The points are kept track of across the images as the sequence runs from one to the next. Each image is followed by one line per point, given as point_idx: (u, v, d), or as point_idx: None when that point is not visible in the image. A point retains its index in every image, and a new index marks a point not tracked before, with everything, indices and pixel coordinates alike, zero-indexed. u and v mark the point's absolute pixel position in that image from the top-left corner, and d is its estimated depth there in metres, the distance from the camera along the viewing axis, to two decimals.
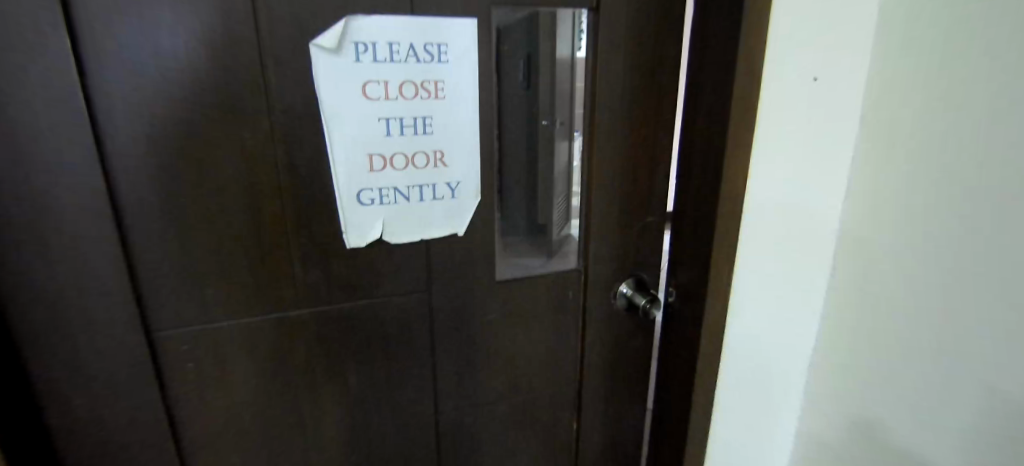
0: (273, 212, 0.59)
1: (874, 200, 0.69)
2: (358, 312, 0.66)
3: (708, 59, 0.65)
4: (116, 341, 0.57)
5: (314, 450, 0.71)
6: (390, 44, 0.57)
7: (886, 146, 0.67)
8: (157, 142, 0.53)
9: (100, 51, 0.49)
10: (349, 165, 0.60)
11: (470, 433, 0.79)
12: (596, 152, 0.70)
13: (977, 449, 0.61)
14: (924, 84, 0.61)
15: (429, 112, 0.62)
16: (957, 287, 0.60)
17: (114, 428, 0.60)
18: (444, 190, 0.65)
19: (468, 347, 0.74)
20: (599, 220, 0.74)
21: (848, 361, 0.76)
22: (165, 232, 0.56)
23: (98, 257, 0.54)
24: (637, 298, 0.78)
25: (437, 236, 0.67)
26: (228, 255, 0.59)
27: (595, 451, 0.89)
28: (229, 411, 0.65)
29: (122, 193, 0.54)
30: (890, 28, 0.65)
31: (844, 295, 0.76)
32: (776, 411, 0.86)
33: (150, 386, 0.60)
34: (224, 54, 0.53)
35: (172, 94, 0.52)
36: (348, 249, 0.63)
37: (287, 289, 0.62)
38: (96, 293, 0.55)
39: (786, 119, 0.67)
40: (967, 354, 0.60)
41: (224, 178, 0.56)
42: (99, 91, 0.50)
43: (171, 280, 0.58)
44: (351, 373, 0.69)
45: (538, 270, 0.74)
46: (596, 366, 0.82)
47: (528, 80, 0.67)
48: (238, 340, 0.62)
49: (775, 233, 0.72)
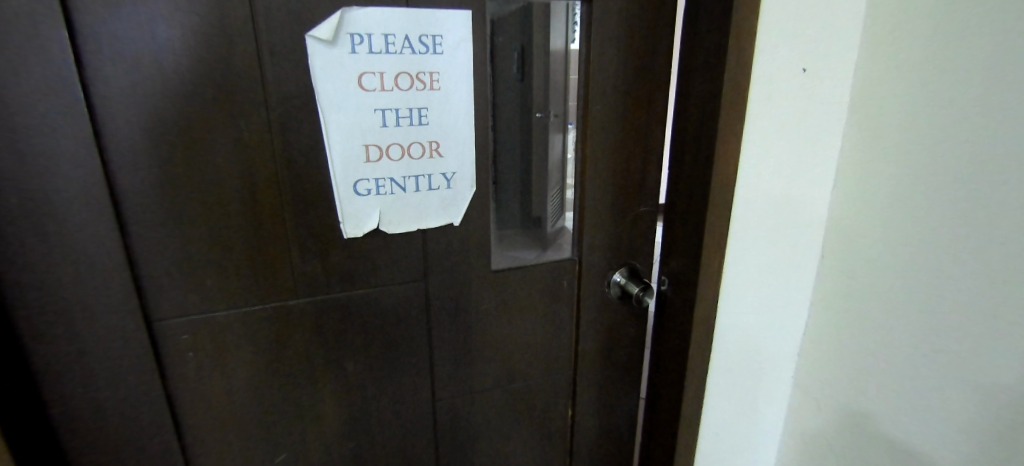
0: (269, 201, 0.60)
1: (860, 189, 0.69)
2: (354, 300, 0.67)
3: (700, 49, 0.66)
4: (118, 328, 0.59)
5: (313, 437, 0.72)
6: (386, 35, 0.58)
7: (869, 135, 0.67)
8: (153, 131, 0.54)
9: (97, 41, 0.51)
10: (346, 156, 0.61)
11: (467, 420, 0.80)
12: (589, 143, 0.71)
13: (971, 438, 0.60)
14: (912, 73, 0.62)
15: (425, 103, 0.62)
16: (949, 275, 0.60)
17: (118, 415, 0.62)
18: (440, 180, 0.66)
19: (463, 335, 0.75)
20: (593, 210, 0.74)
21: (838, 351, 0.76)
22: (163, 222, 0.57)
23: (99, 246, 0.56)
24: (630, 286, 0.79)
25: (434, 227, 0.68)
26: (226, 244, 0.60)
27: (593, 441, 0.90)
28: (228, 399, 0.66)
29: (120, 182, 0.55)
30: (879, 19, 0.65)
31: (832, 285, 0.76)
32: (766, 401, 0.86)
33: (151, 374, 0.62)
34: (219, 45, 0.54)
35: (168, 83, 0.53)
36: (345, 239, 0.64)
37: (284, 278, 0.64)
38: (97, 283, 0.57)
39: (778, 109, 0.67)
40: (960, 342, 0.60)
41: (222, 168, 0.57)
42: (97, 80, 0.52)
43: (171, 268, 0.59)
44: (347, 361, 0.70)
45: (532, 261, 0.75)
46: (590, 356, 0.83)
47: (523, 72, 0.68)
48: (236, 328, 0.64)
49: (768, 222, 0.73)
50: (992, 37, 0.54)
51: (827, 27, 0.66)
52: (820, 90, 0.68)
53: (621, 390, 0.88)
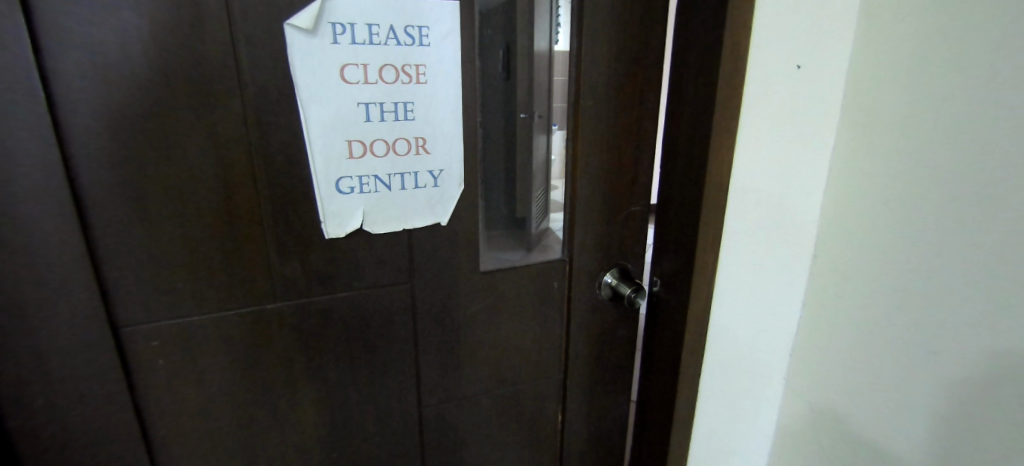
0: (244, 199, 0.57)
1: (850, 189, 0.69)
2: (337, 304, 0.64)
3: (693, 42, 0.64)
4: (81, 336, 0.55)
5: (293, 446, 0.69)
6: (369, 25, 0.56)
7: (862, 134, 0.67)
8: (118, 123, 0.51)
9: (54, 25, 0.47)
10: (328, 151, 0.58)
11: (455, 427, 0.78)
12: (580, 139, 0.69)
13: (952, 436, 0.61)
14: (906, 70, 0.61)
15: (411, 98, 0.60)
16: (939, 273, 0.60)
17: (81, 428, 0.58)
18: (426, 178, 0.64)
19: (450, 340, 0.73)
20: (583, 209, 0.72)
21: (827, 352, 0.76)
22: (130, 221, 0.54)
23: (58, 248, 0.52)
24: (622, 287, 0.77)
25: (420, 226, 0.65)
26: (198, 244, 0.57)
27: (584, 445, 0.88)
28: (201, 408, 0.63)
29: (82, 179, 0.51)
30: (871, 19, 0.65)
31: (821, 284, 0.75)
32: (758, 403, 0.85)
33: (118, 384, 0.58)
34: (191, 33, 0.51)
35: (135, 73, 0.50)
36: (327, 239, 0.61)
37: (262, 281, 0.60)
38: (58, 288, 0.53)
39: (771, 106, 0.66)
40: (945, 341, 0.60)
41: (194, 164, 0.54)
42: (55, 68, 0.48)
43: (140, 272, 0.56)
44: (329, 366, 0.67)
45: (517, 263, 0.73)
46: (581, 359, 0.81)
47: (507, 70, 0.66)
48: (210, 333, 0.60)
49: (762, 219, 0.71)
50: (987, 33, 0.54)
51: (818, 27, 0.65)
52: (812, 87, 0.67)
53: (611, 394, 0.87)
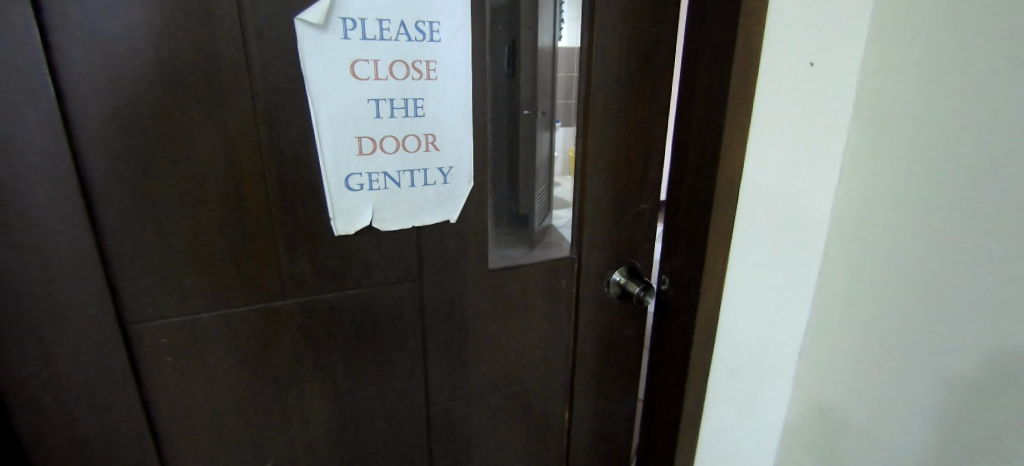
0: (253, 196, 0.57)
1: (861, 188, 0.69)
2: (345, 301, 0.64)
3: (706, 39, 0.63)
4: (90, 334, 0.55)
5: (300, 443, 0.69)
6: (380, 21, 0.55)
7: (875, 132, 0.66)
8: (128, 118, 0.51)
9: (64, 21, 0.47)
10: (338, 148, 0.58)
11: (462, 425, 0.78)
12: (590, 136, 0.68)
13: (961, 438, 0.60)
14: (920, 68, 0.60)
15: (421, 94, 0.60)
16: (951, 273, 0.59)
17: (90, 425, 0.58)
18: (436, 175, 0.63)
19: (458, 338, 0.72)
20: (593, 206, 0.72)
21: (836, 351, 0.75)
22: (140, 218, 0.54)
23: (68, 245, 0.52)
24: (631, 285, 0.77)
25: (430, 223, 0.65)
26: (207, 241, 0.57)
27: (590, 444, 0.88)
28: (209, 405, 0.63)
29: (91, 176, 0.51)
30: (885, 16, 0.64)
31: (831, 283, 0.75)
32: (766, 403, 0.84)
33: (126, 381, 0.58)
34: (201, 29, 0.50)
35: (144, 69, 0.50)
36: (336, 236, 0.61)
37: (271, 278, 0.60)
38: (67, 285, 0.53)
39: (784, 103, 0.66)
40: (957, 343, 0.59)
41: (204, 161, 0.54)
42: (65, 64, 0.48)
43: (149, 269, 0.56)
44: (337, 364, 0.67)
45: (520, 259, 0.72)
46: (588, 358, 0.81)
47: (513, 67, 0.65)
48: (219, 330, 0.60)
49: (773, 217, 0.71)
50: (1001, 32, 0.53)
51: (832, 24, 0.64)
52: (825, 84, 0.67)
53: (618, 393, 0.86)
